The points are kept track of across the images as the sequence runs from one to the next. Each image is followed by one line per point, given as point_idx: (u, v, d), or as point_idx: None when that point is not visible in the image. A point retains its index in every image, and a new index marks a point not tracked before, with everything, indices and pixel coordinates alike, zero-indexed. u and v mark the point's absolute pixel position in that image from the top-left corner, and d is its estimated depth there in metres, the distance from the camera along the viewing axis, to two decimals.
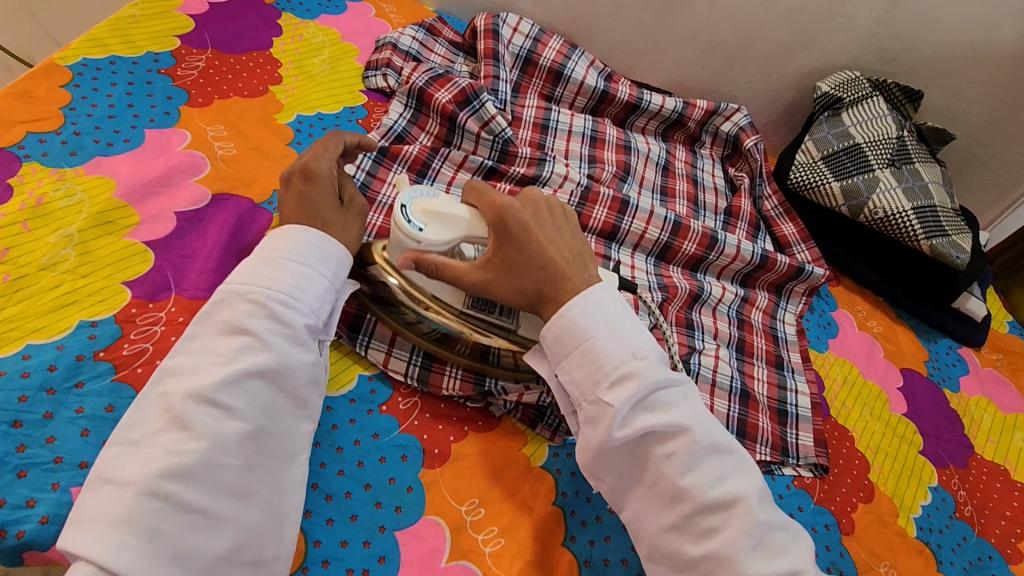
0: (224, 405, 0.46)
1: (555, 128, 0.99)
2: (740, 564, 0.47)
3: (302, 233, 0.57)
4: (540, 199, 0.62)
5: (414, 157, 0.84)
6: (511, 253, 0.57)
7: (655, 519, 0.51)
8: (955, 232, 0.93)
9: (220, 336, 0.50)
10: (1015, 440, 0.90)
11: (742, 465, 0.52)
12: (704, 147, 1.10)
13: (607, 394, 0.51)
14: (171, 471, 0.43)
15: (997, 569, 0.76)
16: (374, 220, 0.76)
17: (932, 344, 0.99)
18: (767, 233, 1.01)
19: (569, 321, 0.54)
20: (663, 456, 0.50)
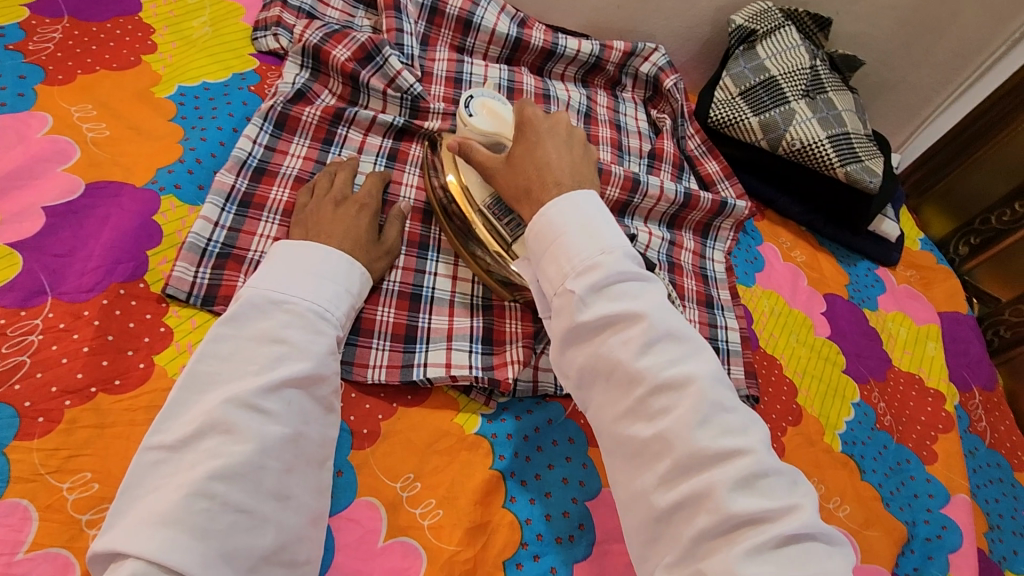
0: (264, 406, 0.48)
1: (469, 81, 0.95)
2: (690, 439, 0.45)
3: (330, 254, 0.61)
4: (564, 120, 0.67)
5: (316, 124, 0.79)
6: (517, 151, 0.64)
7: (614, 407, 0.49)
8: (868, 157, 0.95)
9: (254, 345, 0.52)
10: (927, 349, 0.96)
11: (699, 351, 0.49)
12: (626, 91, 1.08)
13: (572, 282, 0.51)
14: (219, 470, 0.44)
15: (914, 471, 0.80)
16: (282, 196, 0.71)
17: (852, 268, 1.03)
18: (691, 173, 1.01)
19: (547, 219, 0.55)
20: (619, 343, 0.48)
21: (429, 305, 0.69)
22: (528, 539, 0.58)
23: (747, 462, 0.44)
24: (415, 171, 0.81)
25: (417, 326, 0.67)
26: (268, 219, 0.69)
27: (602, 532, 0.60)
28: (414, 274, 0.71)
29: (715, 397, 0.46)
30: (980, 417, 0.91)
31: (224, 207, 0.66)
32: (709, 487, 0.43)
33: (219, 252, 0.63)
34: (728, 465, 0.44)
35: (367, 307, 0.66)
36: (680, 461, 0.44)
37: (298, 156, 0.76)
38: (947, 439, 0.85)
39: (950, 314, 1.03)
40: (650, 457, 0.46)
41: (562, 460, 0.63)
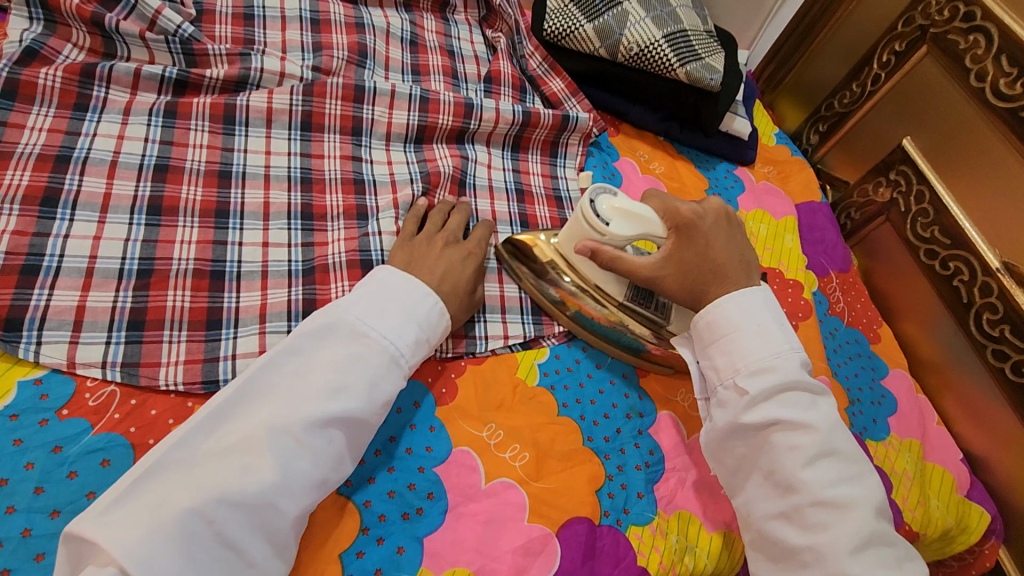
0: (305, 442, 0.46)
1: (262, 16, 0.81)
2: (844, 562, 0.49)
3: (423, 296, 0.57)
4: (717, 207, 0.64)
5: (60, 88, 0.64)
6: (687, 255, 0.62)
7: (766, 504, 0.54)
8: (708, 54, 0.92)
9: (321, 371, 0.50)
10: (786, 242, 0.97)
11: (862, 479, 0.54)
12: (458, 12, 0.98)
13: (746, 381, 0.56)
14: (230, 497, 0.43)
15: None
16: (19, 180, 0.58)
17: (712, 173, 1.02)
18: (536, 94, 0.94)
19: (722, 312, 0.59)
20: (786, 448, 0.53)
21: (236, 282, 0.61)
22: (369, 522, 0.52)
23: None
24: (202, 123, 0.68)
25: (221, 307, 0.58)
26: (1, 209, 0.56)
27: (456, 495, 0.56)
28: (212, 246, 0.61)
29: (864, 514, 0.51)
30: (838, 299, 0.94)
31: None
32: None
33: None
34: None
35: (151, 297, 0.57)
36: (832, 570, 0.49)
37: (40, 129, 0.62)
38: (807, 326, 0.86)
39: (805, 205, 1.04)
40: (798, 563, 0.51)
41: (406, 429, 0.58)
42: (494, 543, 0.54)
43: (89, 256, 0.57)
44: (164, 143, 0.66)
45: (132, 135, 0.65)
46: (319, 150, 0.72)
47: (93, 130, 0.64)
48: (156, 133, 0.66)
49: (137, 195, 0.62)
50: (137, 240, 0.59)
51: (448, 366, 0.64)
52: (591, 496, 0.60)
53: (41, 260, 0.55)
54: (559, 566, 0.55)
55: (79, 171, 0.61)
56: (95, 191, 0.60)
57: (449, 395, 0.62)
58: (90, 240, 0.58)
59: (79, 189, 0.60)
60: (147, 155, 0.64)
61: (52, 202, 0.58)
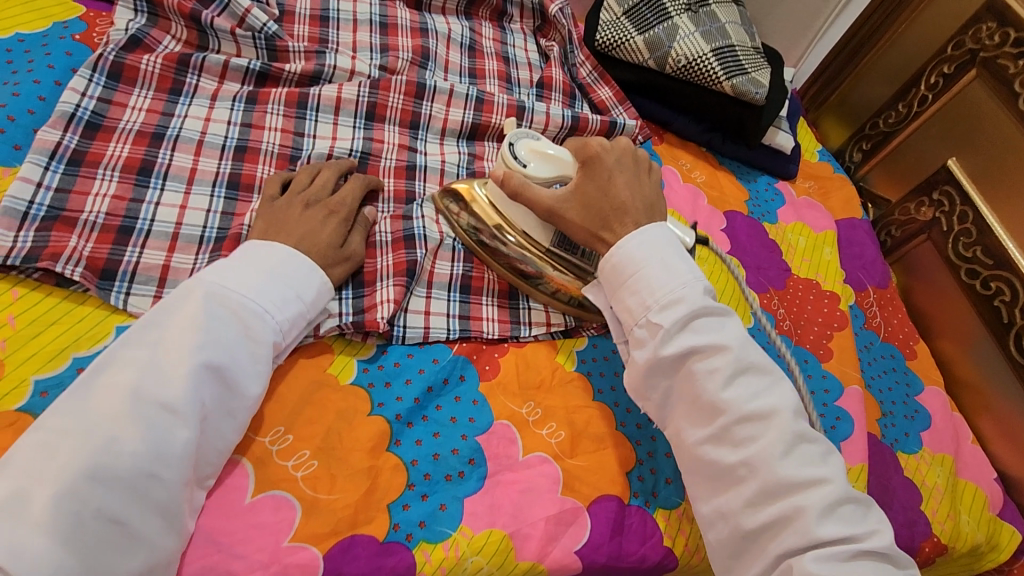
0: (174, 406, 0.45)
1: (337, 19, 0.88)
2: (775, 467, 0.51)
3: (289, 254, 0.58)
4: (627, 148, 0.67)
5: (159, 73, 0.71)
6: (589, 187, 0.64)
7: (695, 433, 0.55)
8: (754, 69, 0.95)
9: (179, 332, 0.49)
10: (824, 255, 0.98)
11: (777, 384, 0.56)
12: (514, 22, 1.04)
13: (659, 316, 0.57)
14: (100, 472, 0.41)
15: (811, 369, 0.83)
16: (121, 151, 0.65)
17: (752, 185, 1.04)
18: (584, 100, 0.98)
19: (625, 253, 0.60)
20: (705, 372, 0.55)
21: None
22: (415, 479, 0.56)
23: (830, 491, 0.50)
24: (278, 108, 0.75)
25: None
26: (104, 176, 0.63)
27: (495, 464, 0.59)
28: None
29: (796, 426, 0.53)
30: (874, 313, 0.95)
31: (49, 166, 0.61)
32: (797, 509, 0.49)
33: (44, 215, 0.58)
34: (814, 491, 0.50)
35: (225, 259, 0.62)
36: (768, 481, 0.51)
37: (139, 109, 0.69)
38: (841, 337, 0.88)
39: (845, 221, 1.05)
40: (733, 480, 0.53)
41: (451, 399, 0.62)
42: (528, 511, 0.57)
43: (175, 222, 0.63)
44: (245, 126, 0.72)
45: (217, 119, 0.72)
46: (379, 137, 0.78)
47: (185, 113, 0.71)
48: (238, 117, 0.73)
49: (218, 170, 0.68)
50: (217, 211, 0.65)
51: (492, 346, 0.68)
52: (621, 477, 0.62)
53: (135, 223, 0.61)
54: (588, 539, 0.58)
55: (170, 147, 0.68)
56: (184, 165, 0.67)
57: (492, 371, 0.66)
58: (177, 208, 0.64)
59: (170, 163, 0.67)
60: (230, 137, 0.71)
61: (147, 172, 0.65)
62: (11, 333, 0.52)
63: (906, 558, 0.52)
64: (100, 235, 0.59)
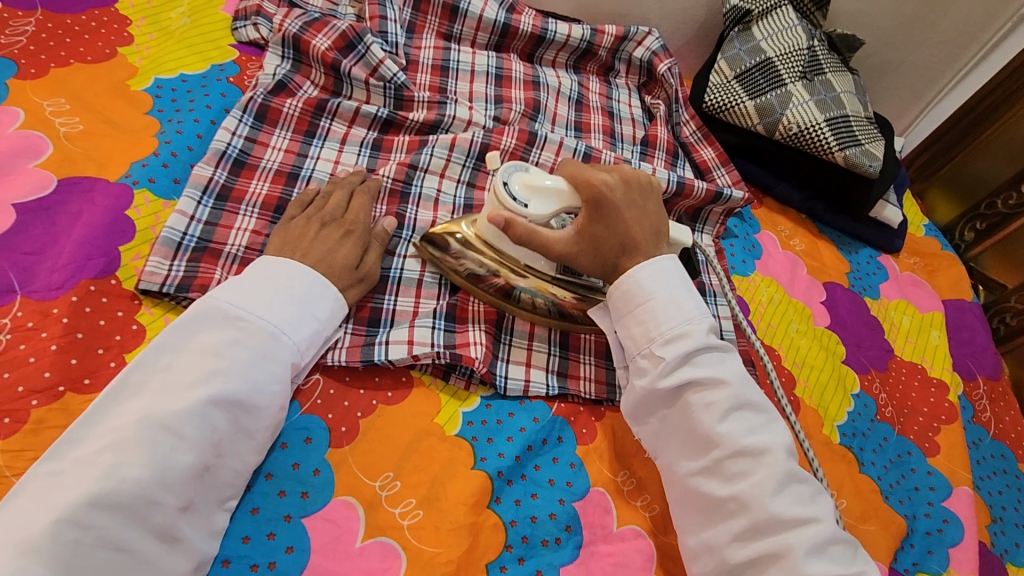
0: (180, 431, 0.46)
1: (456, 69, 0.93)
2: (767, 504, 0.51)
3: (306, 274, 0.59)
4: (631, 173, 0.65)
5: (298, 117, 0.77)
6: (598, 229, 0.62)
7: (687, 464, 0.56)
8: (869, 141, 0.92)
9: (195, 356, 0.50)
10: (931, 338, 0.93)
11: (773, 422, 0.57)
12: (620, 77, 1.05)
13: (661, 349, 0.58)
14: (101, 499, 0.42)
15: (915, 463, 0.78)
16: (261, 190, 0.70)
17: (853, 256, 1.01)
18: (686, 160, 0.98)
19: (636, 281, 0.61)
20: (701, 405, 0.56)
21: (395, 286, 0.69)
22: (512, 541, 0.56)
23: (819, 530, 0.51)
24: (399, 154, 0.79)
25: (381, 308, 0.66)
26: (245, 212, 0.68)
27: (589, 533, 0.59)
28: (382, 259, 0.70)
29: (789, 465, 0.54)
30: (984, 407, 0.89)
31: (202, 200, 0.65)
32: (786, 546, 0.50)
33: (194, 246, 0.62)
34: (805, 531, 0.51)
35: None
36: (758, 517, 0.51)
37: (278, 149, 0.74)
38: (949, 431, 0.83)
39: (954, 302, 1.00)
40: (722, 513, 0.53)
41: (549, 460, 0.62)
42: None
43: None
44: (368, 171, 0.76)
45: (345, 162, 0.76)
46: (484, 181, 0.80)
47: (317, 154, 0.76)
48: (364, 162, 0.77)
49: None
50: None
51: (589, 409, 0.67)
52: None
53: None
54: None
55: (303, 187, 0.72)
56: None
57: (590, 435, 0.65)
58: None
59: None
60: (353, 177, 0.75)
61: (281, 210, 0.69)
62: None
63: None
64: (239, 268, 0.64)
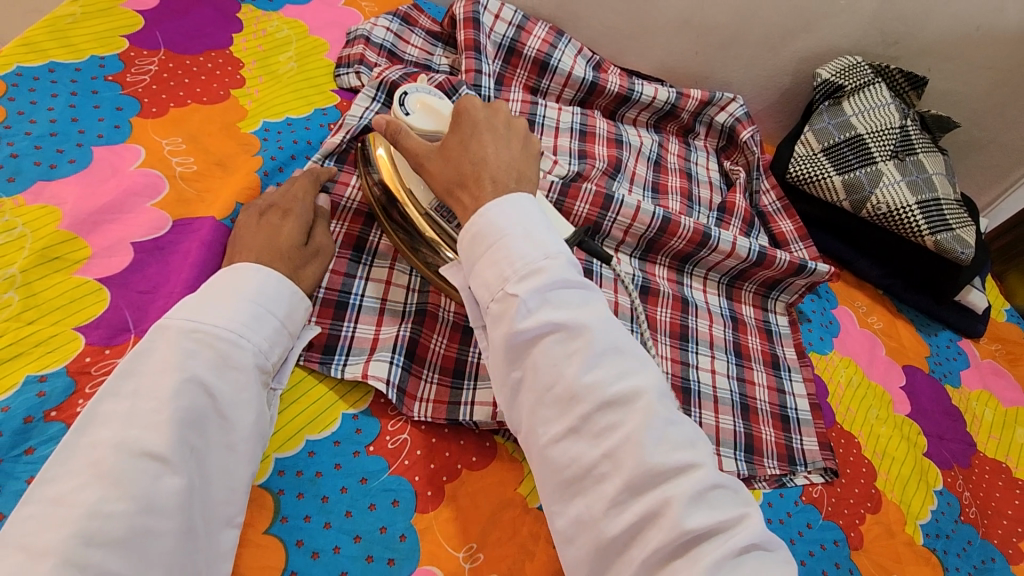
0: (163, 455, 0.42)
1: (541, 123, 0.94)
2: (643, 454, 0.42)
3: (253, 272, 0.54)
4: (502, 109, 0.64)
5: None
6: (451, 140, 0.60)
7: (548, 428, 0.45)
8: (960, 226, 0.90)
9: (157, 376, 0.44)
10: (1016, 436, 0.89)
11: (644, 363, 0.48)
12: (698, 139, 1.05)
13: (514, 287, 0.48)
14: (93, 536, 0.38)
15: (1000, 571, 0.75)
16: (339, 229, 0.70)
17: (933, 338, 0.97)
18: (764, 229, 0.97)
19: (488, 220, 0.52)
20: (561, 355, 0.46)
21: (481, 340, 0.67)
22: None
23: (701, 476, 0.43)
24: None
25: (466, 360, 0.66)
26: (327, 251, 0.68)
27: None
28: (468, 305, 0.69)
29: (665, 411, 0.45)
30: None
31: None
32: (664, 501, 0.41)
33: None
34: (684, 479, 0.43)
35: (422, 334, 0.65)
36: (635, 474, 0.42)
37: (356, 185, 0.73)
38: None
39: None
40: (594, 479, 0.43)
41: None
42: None
43: (381, 298, 0.67)
44: None
45: None
46: None
47: None
48: None
49: None
50: (415, 289, 0.68)
51: None
52: None
53: (348, 297, 0.66)
54: None
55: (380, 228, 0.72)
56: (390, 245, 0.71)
57: None
58: (383, 283, 0.68)
59: (379, 242, 0.71)
60: None
61: (360, 248, 0.70)
62: None
63: (775, 544, 0.44)
64: (321, 309, 0.64)
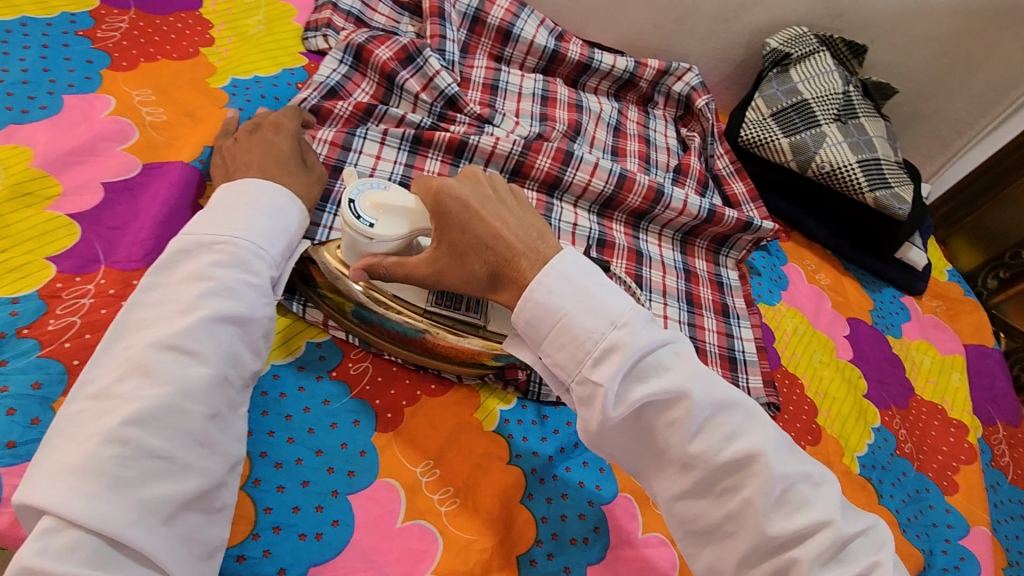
0: (191, 348, 0.45)
1: (504, 89, 0.98)
2: (763, 525, 0.45)
3: (263, 187, 0.57)
4: (478, 172, 0.56)
5: (346, 117, 0.81)
6: (455, 237, 0.53)
7: (669, 487, 0.49)
8: (898, 184, 0.96)
9: (181, 284, 0.48)
10: (952, 380, 0.95)
11: (750, 416, 0.48)
12: (657, 108, 1.10)
13: (594, 372, 0.47)
14: (132, 417, 0.41)
15: (934, 500, 0.79)
16: None
17: (877, 294, 1.03)
18: (717, 191, 1.02)
19: (539, 302, 0.49)
20: (668, 426, 0.47)
21: None
22: (543, 537, 0.58)
23: (830, 536, 0.45)
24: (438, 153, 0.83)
25: None
26: None
27: (616, 537, 0.60)
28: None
29: (783, 470, 0.46)
30: (1003, 453, 0.90)
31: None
32: (792, 562, 0.45)
33: None
34: (811, 543, 0.45)
35: None
36: (758, 540, 0.45)
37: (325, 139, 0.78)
38: (968, 471, 0.84)
39: (975, 346, 1.02)
40: (721, 536, 0.47)
41: (580, 464, 0.64)
42: None
43: None
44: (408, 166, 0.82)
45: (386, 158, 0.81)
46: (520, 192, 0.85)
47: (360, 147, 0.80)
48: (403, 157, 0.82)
49: None
50: None
51: None
52: None
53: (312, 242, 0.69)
54: None
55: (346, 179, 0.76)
56: None
57: None
58: None
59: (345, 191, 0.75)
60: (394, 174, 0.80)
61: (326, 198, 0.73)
62: None
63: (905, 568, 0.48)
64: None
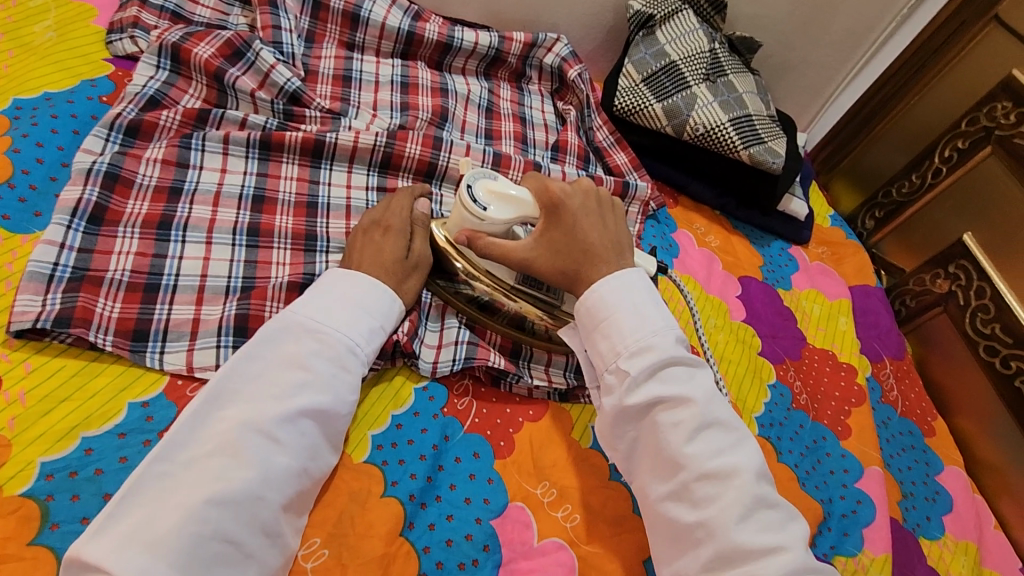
0: (276, 436, 0.49)
1: (359, 79, 0.90)
2: (732, 533, 0.48)
3: (374, 286, 0.60)
4: (591, 187, 0.64)
5: (176, 128, 0.71)
6: (557, 236, 0.61)
7: (658, 486, 0.53)
8: (771, 138, 0.96)
9: (282, 367, 0.52)
10: (840, 324, 0.98)
11: (743, 443, 0.54)
12: (532, 83, 1.05)
13: (627, 362, 0.55)
14: (215, 497, 0.44)
15: (829, 448, 0.81)
16: (140, 209, 0.65)
17: (766, 249, 1.04)
18: (599, 164, 0.98)
19: (600, 296, 0.58)
20: (669, 424, 0.53)
21: None
22: (427, 570, 0.54)
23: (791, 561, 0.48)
24: (293, 157, 0.74)
25: None
26: (125, 234, 0.63)
27: (509, 551, 0.57)
28: (303, 265, 0.67)
29: (758, 491, 0.50)
30: (891, 387, 0.94)
31: (72, 224, 0.60)
32: None
33: (70, 276, 0.59)
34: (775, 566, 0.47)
35: (253, 305, 0.62)
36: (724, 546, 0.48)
37: (153, 158, 0.68)
38: (859, 413, 0.86)
39: (860, 287, 1.05)
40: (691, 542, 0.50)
41: (466, 479, 0.60)
42: None
43: (200, 274, 0.64)
44: (260, 175, 0.72)
45: (233, 169, 0.71)
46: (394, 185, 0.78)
47: (200, 161, 0.70)
48: (253, 166, 0.72)
49: (238, 219, 0.68)
50: (240, 260, 0.66)
51: (507, 420, 0.65)
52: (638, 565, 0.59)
53: (160, 278, 0.62)
54: None
55: (189, 201, 0.67)
56: (202, 217, 0.67)
57: (507, 448, 0.63)
58: (200, 260, 0.64)
59: (189, 214, 0.66)
60: (247, 186, 0.71)
61: (167, 225, 0.65)
62: (21, 411, 0.52)
63: None
64: (127, 294, 0.60)
